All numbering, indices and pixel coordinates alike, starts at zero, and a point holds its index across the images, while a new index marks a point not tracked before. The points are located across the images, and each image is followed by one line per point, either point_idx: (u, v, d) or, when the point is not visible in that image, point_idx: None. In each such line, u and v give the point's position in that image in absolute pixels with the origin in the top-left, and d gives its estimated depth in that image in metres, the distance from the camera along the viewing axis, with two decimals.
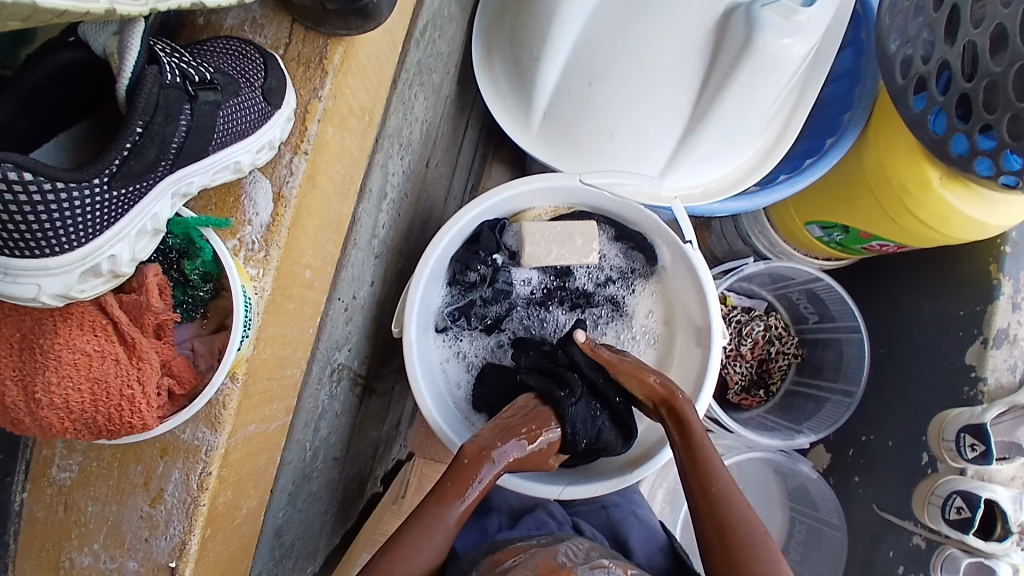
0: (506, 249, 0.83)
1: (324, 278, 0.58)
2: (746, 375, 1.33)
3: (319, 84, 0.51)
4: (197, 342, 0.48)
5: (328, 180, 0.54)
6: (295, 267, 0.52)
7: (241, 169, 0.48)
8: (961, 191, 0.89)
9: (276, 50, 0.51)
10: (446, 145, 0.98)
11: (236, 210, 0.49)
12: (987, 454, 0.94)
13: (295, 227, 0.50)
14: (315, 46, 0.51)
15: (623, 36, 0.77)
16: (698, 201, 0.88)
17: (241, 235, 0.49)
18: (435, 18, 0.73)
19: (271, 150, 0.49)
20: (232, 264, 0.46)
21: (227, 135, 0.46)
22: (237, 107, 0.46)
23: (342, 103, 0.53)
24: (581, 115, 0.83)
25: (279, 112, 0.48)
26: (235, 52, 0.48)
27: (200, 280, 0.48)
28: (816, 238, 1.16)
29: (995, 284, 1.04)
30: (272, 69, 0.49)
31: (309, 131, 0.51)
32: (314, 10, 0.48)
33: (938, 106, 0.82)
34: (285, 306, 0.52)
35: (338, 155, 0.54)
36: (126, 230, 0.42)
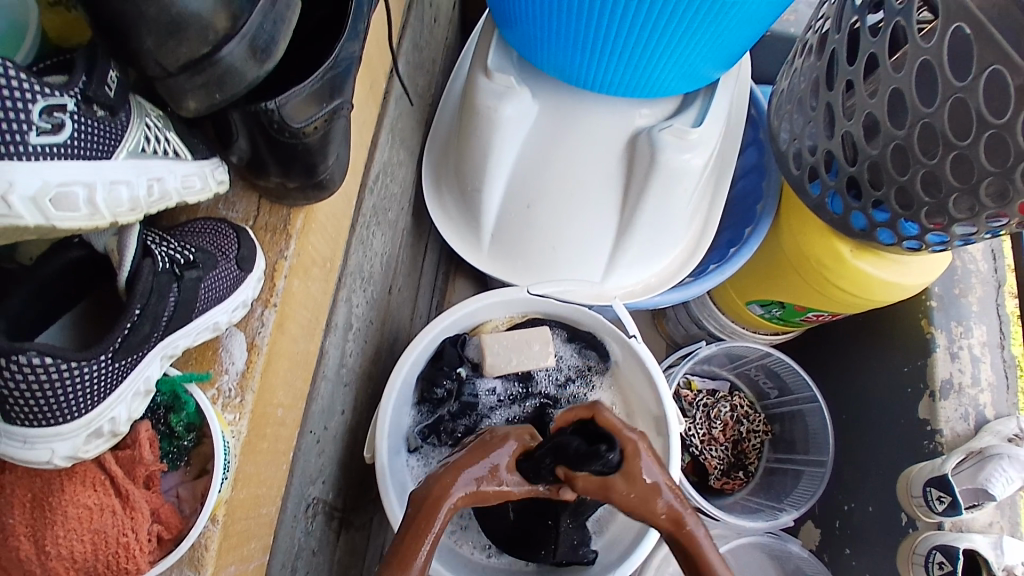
0: (468, 361, 0.88)
1: (296, 415, 0.61)
2: (723, 458, 1.36)
3: (285, 246, 0.58)
4: (182, 488, 0.50)
5: (296, 324, 0.59)
6: (267, 407, 0.55)
7: (219, 328, 0.53)
8: (873, 259, 1.00)
9: (246, 221, 0.59)
10: (406, 273, 1.06)
11: (215, 361, 0.53)
12: (955, 504, 0.97)
13: (268, 369, 0.54)
14: (280, 215, 0.59)
15: (549, 165, 0.88)
16: (640, 297, 0.97)
17: (219, 383, 0.53)
18: (386, 168, 0.84)
19: (245, 308, 0.54)
20: (213, 412, 0.50)
21: (209, 300, 0.52)
22: (216, 276, 0.52)
23: (306, 258, 0.60)
24: (524, 234, 0.92)
25: (252, 275, 0.55)
26: (213, 232, 0.56)
27: (184, 430, 0.51)
28: (759, 316, 1.25)
29: (930, 337, 1.12)
30: (246, 239, 0.56)
31: (278, 286, 0.57)
32: (278, 188, 0.57)
33: (832, 189, 0.95)
34: (260, 445, 0.54)
35: (304, 302, 0.60)
36: (121, 396, 0.46)
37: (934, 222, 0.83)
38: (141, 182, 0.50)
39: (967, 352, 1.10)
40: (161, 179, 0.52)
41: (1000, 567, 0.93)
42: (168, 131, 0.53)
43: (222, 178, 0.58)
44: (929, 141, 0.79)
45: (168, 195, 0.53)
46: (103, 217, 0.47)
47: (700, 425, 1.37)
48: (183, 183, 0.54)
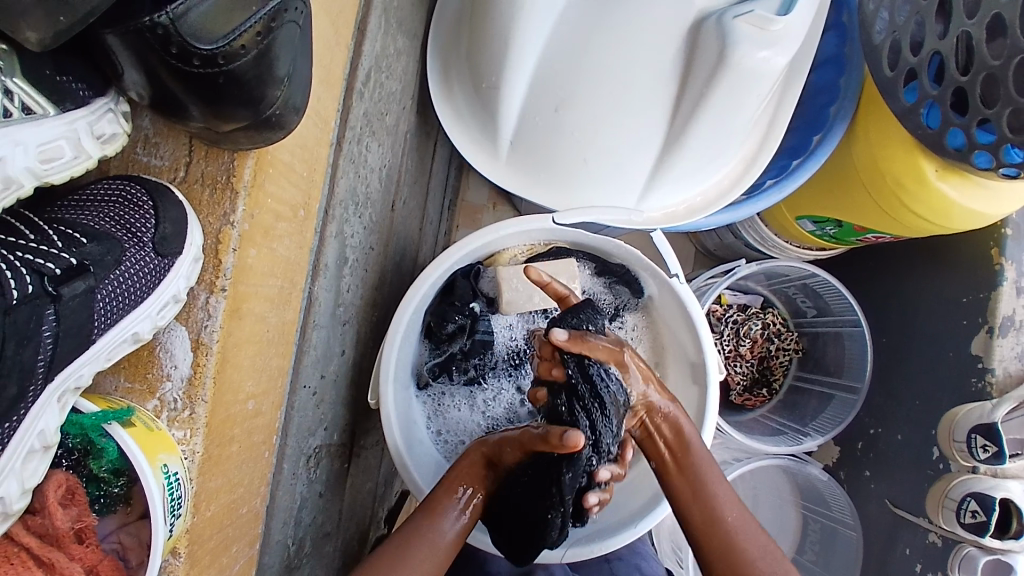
0: (483, 296, 0.78)
1: (274, 397, 0.51)
2: (748, 374, 1.29)
3: (229, 208, 0.44)
4: (124, 534, 0.41)
5: (261, 300, 0.47)
6: (233, 406, 0.45)
7: (142, 337, 0.43)
8: (958, 182, 0.83)
9: (176, 171, 0.45)
10: (412, 180, 0.92)
11: (152, 368, 0.43)
12: (999, 454, 0.91)
13: (224, 369, 0.43)
14: (221, 162, 0.44)
15: (586, 61, 0.71)
16: (682, 220, 0.82)
17: (161, 394, 0.42)
18: (380, 62, 0.67)
19: (177, 304, 0.43)
20: (138, 446, 0.37)
21: (112, 313, 0.42)
22: (120, 279, 0.43)
23: (265, 214, 0.46)
24: (550, 146, 0.77)
25: (181, 256, 0.43)
26: (117, 198, 0.45)
27: (111, 475, 0.41)
28: (808, 232, 1.11)
29: (998, 270, 0.99)
30: (166, 210, 0.43)
31: (226, 263, 0.44)
32: (207, 132, 0.41)
33: (931, 100, 0.76)
34: (227, 452, 0.45)
35: (270, 269, 0.47)
36: (7, 464, 0.37)
37: None
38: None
39: None
40: (3, 159, 0.37)
41: None
42: (9, 76, 0.38)
43: (110, 131, 0.43)
44: None
45: (20, 179, 0.39)
46: None
47: (727, 342, 1.28)
48: (41, 155, 0.39)
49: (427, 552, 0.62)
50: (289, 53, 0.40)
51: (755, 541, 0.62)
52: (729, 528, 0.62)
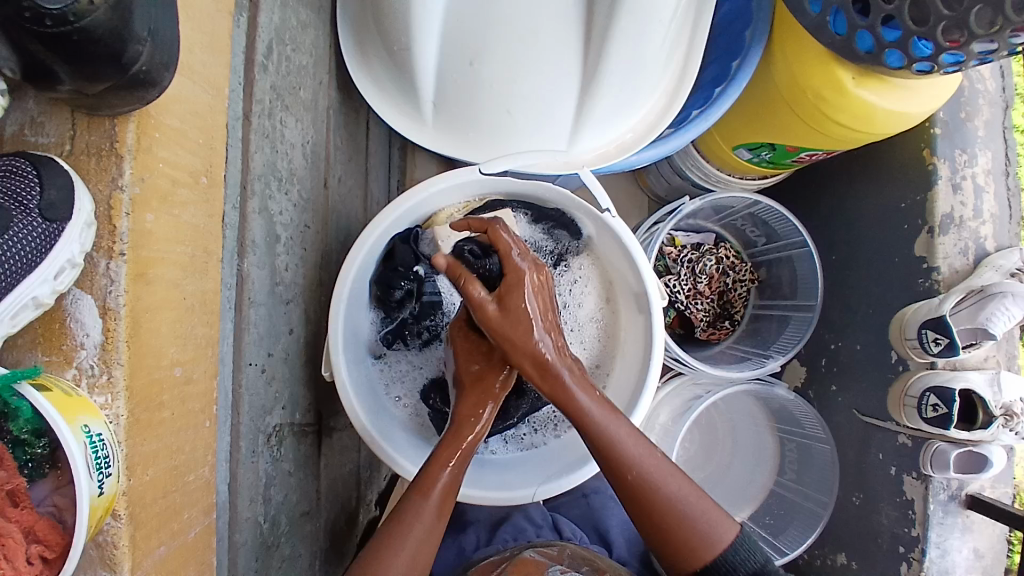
0: (425, 259, 0.78)
1: (207, 365, 0.50)
2: (710, 310, 1.30)
3: (116, 172, 0.43)
4: (58, 496, 0.39)
5: (168, 266, 0.46)
6: (157, 372, 0.45)
7: (45, 302, 0.42)
8: (875, 86, 0.86)
9: (62, 147, 0.45)
10: (345, 158, 0.91)
11: (66, 339, 0.43)
12: (951, 345, 0.95)
13: (137, 334, 0.43)
14: (104, 130, 0.44)
15: (491, 11, 0.72)
16: (613, 158, 0.83)
17: (77, 362, 0.42)
18: (281, 34, 0.66)
19: (74, 268, 0.42)
20: (54, 406, 0.38)
21: (9, 272, 0.40)
22: (12, 237, 0.41)
23: (160, 179, 0.46)
24: (470, 101, 0.78)
25: (69, 223, 0.42)
26: (1, 169, 0.43)
27: (33, 436, 0.40)
28: (746, 161, 1.13)
29: (932, 169, 1.02)
30: (50, 179, 0.42)
31: (120, 229, 0.43)
32: (80, 98, 0.41)
33: (835, 6, 0.77)
34: (160, 417, 0.45)
35: (175, 236, 0.47)
36: None
37: (949, 39, 0.71)
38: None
39: (971, 182, 1.02)
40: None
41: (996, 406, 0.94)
42: None
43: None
44: None
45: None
46: None
47: (686, 281, 1.28)
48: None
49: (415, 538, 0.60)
50: (143, 7, 0.39)
51: (678, 485, 0.61)
52: (653, 477, 0.61)
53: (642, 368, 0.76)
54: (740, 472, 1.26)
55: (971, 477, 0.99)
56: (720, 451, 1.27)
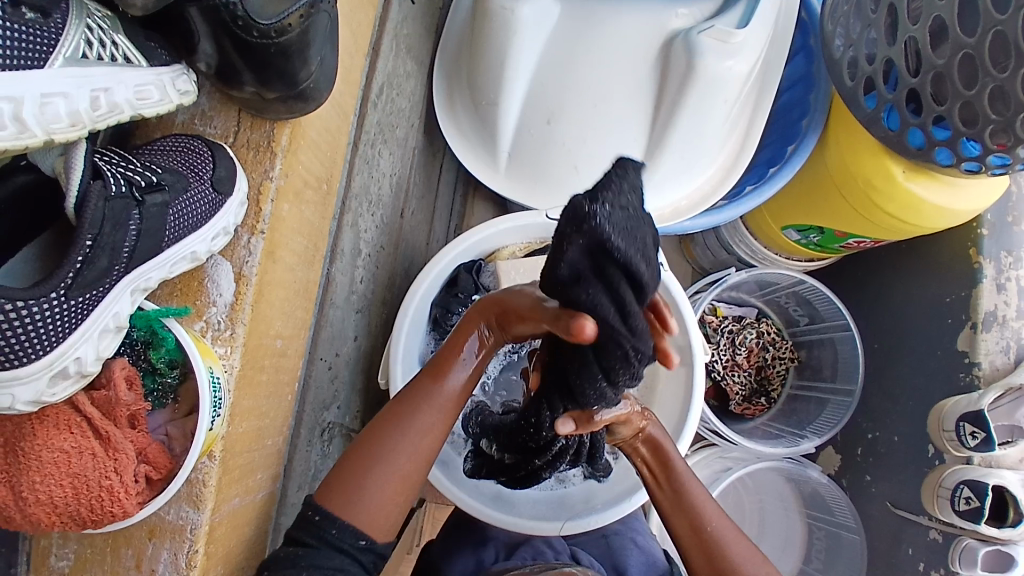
0: (485, 290, 0.84)
1: (297, 345, 0.57)
2: (746, 385, 1.29)
3: (269, 165, 0.51)
4: (171, 426, 0.45)
5: (288, 252, 0.53)
6: (264, 338, 0.51)
7: (198, 258, 0.47)
8: (926, 181, 0.91)
9: (226, 138, 0.52)
10: (419, 194, 0.99)
11: (200, 295, 0.48)
12: (988, 441, 0.95)
13: (259, 301, 0.49)
14: (263, 131, 0.51)
15: (572, 78, 0.82)
16: (668, 221, 0.89)
17: (207, 317, 0.48)
18: (391, 79, 0.76)
19: (226, 236, 0.49)
20: (194, 345, 0.44)
21: (179, 230, 0.45)
22: (187, 202, 0.46)
23: (295, 179, 0.53)
24: (543, 154, 0.85)
25: (230, 199, 0.48)
26: (183, 148, 0.49)
27: (166, 367, 0.45)
28: (794, 241, 1.17)
29: (977, 267, 1.04)
30: (221, 160, 0.49)
31: (264, 212, 0.50)
32: (254, 100, 0.49)
33: (889, 103, 0.84)
34: (258, 378, 0.50)
35: (297, 227, 0.54)
36: (88, 333, 0.41)
37: (997, 142, 0.75)
38: (82, 93, 0.41)
39: (1015, 284, 1.03)
40: (109, 89, 0.43)
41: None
42: (115, 33, 0.44)
43: (186, 89, 0.49)
44: (1000, 49, 0.71)
45: (121, 108, 0.44)
46: (34, 135, 0.38)
47: (725, 351, 1.29)
48: (136, 93, 0.45)
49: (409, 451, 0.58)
50: (320, 41, 0.48)
51: (744, 548, 0.65)
52: (722, 542, 0.64)
53: (678, 418, 0.79)
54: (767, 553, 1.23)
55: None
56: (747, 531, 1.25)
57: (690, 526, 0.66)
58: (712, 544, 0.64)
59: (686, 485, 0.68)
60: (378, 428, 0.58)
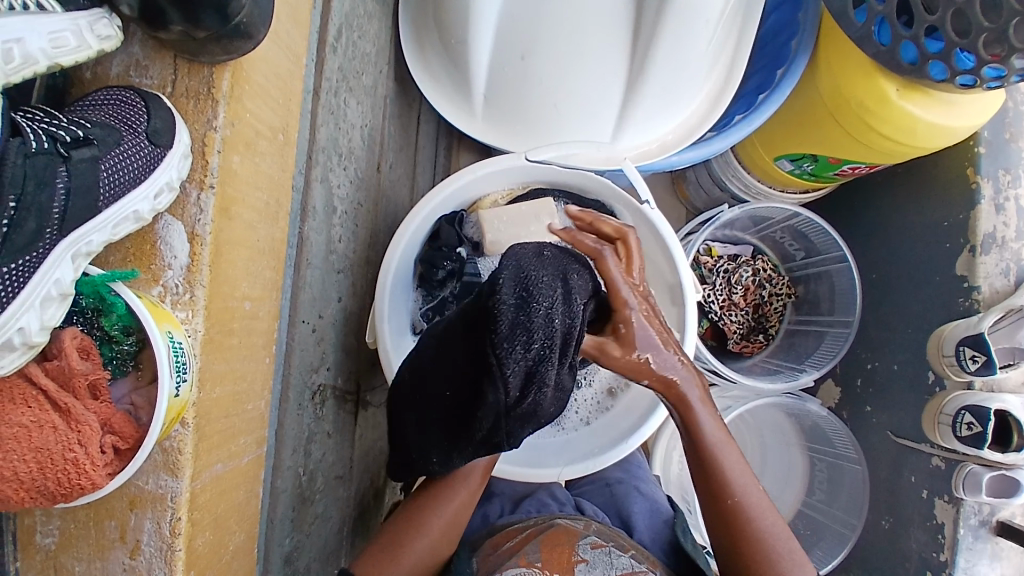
0: (468, 242, 0.81)
1: (269, 306, 0.55)
2: (744, 322, 1.27)
3: (211, 115, 0.48)
4: (135, 395, 0.44)
5: (247, 208, 0.51)
6: (229, 301, 0.49)
7: (143, 218, 0.46)
8: (920, 99, 0.87)
9: (164, 88, 0.49)
10: (397, 147, 0.94)
11: (154, 259, 0.47)
12: (988, 364, 0.93)
13: (217, 260, 0.47)
14: (202, 76, 0.48)
15: (544, 11, 0.76)
16: (654, 157, 0.86)
17: (164, 281, 0.46)
18: (350, 22, 0.71)
19: (171, 192, 0.46)
20: (148, 312, 0.42)
21: (116, 186, 0.44)
22: (119, 157, 0.45)
23: (244, 128, 0.50)
24: (521, 94, 0.82)
25: (171, 151, 0.46)
26: (116, 101, 0.47)
27: (121, 334, 0.44)
28: (787, 172, 1.14)
29: (975, 188, 1.01)
30: (156, 110, 0.47)
31: (212, 164, 0.47)
32: (185, 41, 0.45)
33: (880, 16, 0.79)
34: (227, 341, 0.49)
35: (254, 182, 0.52)
36: (30, 300, 0.40)
37: (991, 53, 0.72)
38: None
39: (1013, 204, 1.00)
40: (21, 39, 0.39)
41: None
42: None
43: (108, 33, 0.46)
44: None
45: (35, 58, 0.41)
46: None
47: (721, 291, 1.26)
48: (51, 41, 0.41)
49: (448, 514, 0.71)
50: None
51: (767, 520, 0.67)
52: (748, 512, 0.67)
53: None
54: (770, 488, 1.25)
55: (1003, 502, 0.95)
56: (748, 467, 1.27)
57: (713, 493, 0.67)
58: (733, 513, 0.67)
59: (712, 455, 0.66)
60: (415, 510, 0.71)
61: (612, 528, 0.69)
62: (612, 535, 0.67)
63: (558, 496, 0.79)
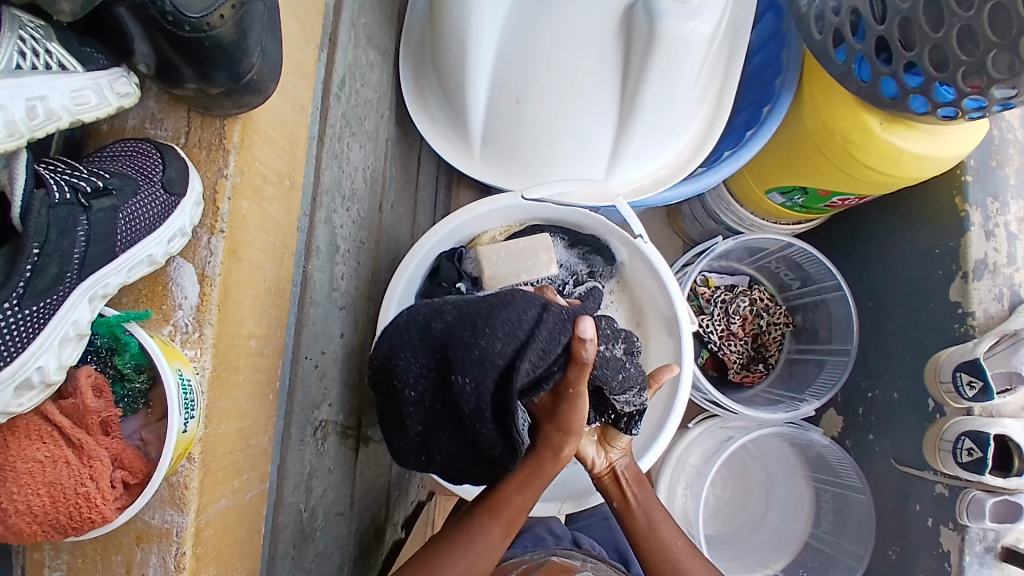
0: (468, 276, 0.82)
1: (274, 343, 0.57)
2: (743, 353, 1.28)
3: (223, 163, 0.51)
4: (144, 431, 0.45)
5: (255, 250, 0.53)
6: (236, 339, 0.51)
7: (156, 261, 0.48)
8: (904, 131, 0.90)
9: (178, 140, 0.52)
10: (398, 187, 0.97)
11: (166, 300, 0.49)
12: (986, 390, 0.94)
13: (226, 301, 0.49)
14: (214, 128, 0.51)
15: (537, 58, 0.80)
16: (647, 192, 0.89)
17: (174, 321, 0.48)
18: (352, 71, 0.76)
19: (184, 237, 0.49)
20: (159, 350, 0.44)
21: (132, 233, 0.46)
22: (136, 205, 0.47)
23: (253, 175, 0.53)
24: (517, 134, 0.85)
25: (185, 198, 0.48)
26: (133, 152, 0.49)
27: (133, 372, 0.46)
28: (779, 205, 1.17)
29: (964, 216, 1.03)
30: (170, 160, 0.49)
31: (222, 210, 0.50)
32: (199, 97, 0.48)
33: (859, 54, 0.83)
34: (234, 378, 0.50)
35: (261, 225, 0.54)
36: (48, 342, 0.42)
37: (970, 85, 0.74)
38: (17, 103, 0.41)
39: (1002, 230, 1.03)
40: (45, 97, 0.42)
41: None
42: (49, 41, 0.44)
43: (126, 91, 0.48)
44: None
45: (58, 114, 0.44)
46: None
47: (719, 321, 1.27)
48: (73, 99, 0.44)
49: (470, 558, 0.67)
50: (259, 31, 0.47)
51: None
52: (690, 574, 0.71)
53: (671, 387, 0.80)
54: (777, 521, 1.23)
55: (1007, 527, 0.94)
56: (754, 501, 1.25)
57: (660, 556, 0.72)
58: (677, 574, 0.71)
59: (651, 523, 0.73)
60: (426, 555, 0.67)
61: (609, 564, 0.73)
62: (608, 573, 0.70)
63: (556, 530, 0.82)
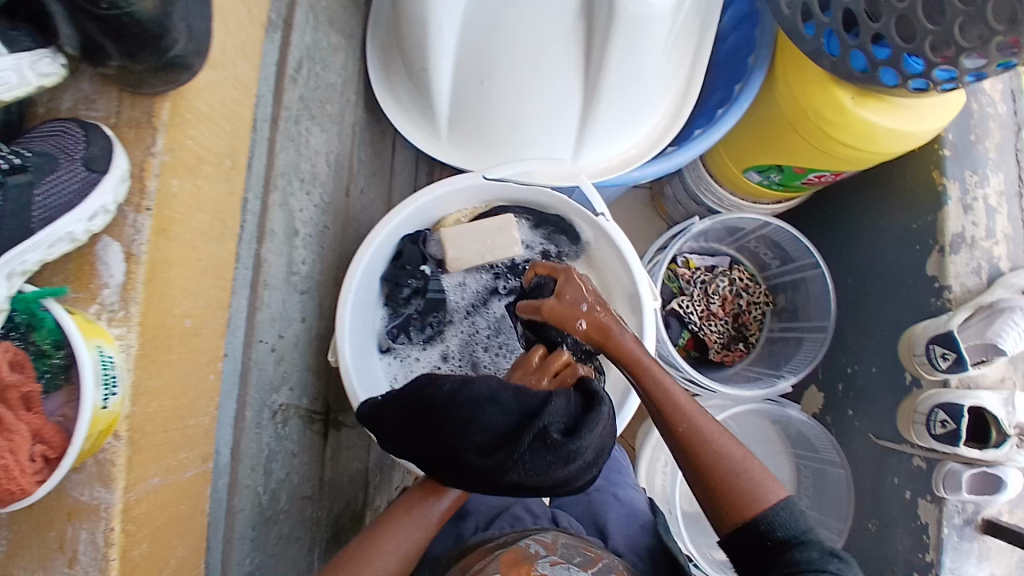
0: (432, 259, 0.82)
1: (213, 323, 0.57)
2: (724, 332, 1.27)
3: (151, 142, 0.50)
4: (66, 407, 0.45)
5: (187, 229, 0.53)
6: (164, 318, 0.51)
7: (80, 238, 0.48)
8: (876, 105, 0.89)
9: (109, 120, 0.52)
10: (370, 172, 0.97)
11: (93, 279, 0.48)
12: (960, 360, 0.93)
13: (154, 279, 0.49)
14: (144, 107, 0.51)
15: (498, 38, 0.79)
16: (616, 172, 0.90)
17: (100, 299, 0.48)
18: (312, 53, 0.74)
19: (106, 214, 0.48)
20: (74, 329, 0.44)
21: (51, 210, 0.47)
22: (56, 183, 0.47)
23: (185, 153, 0.52)
24: (482, 114, 0.84)
25: (107, 175, 0.48)
26: (59, 132, 0.49)
27: (53, 348, 0.45)
28: (756, 183, 1.16)
29: (941, 190, 1.02)
30: (97, 140, 0.49)
31: (149, 187, 0.49)
32: (125, 75, 0.48)
33: (827, 27, 0.82)
34: (161, 356, 0.50)
35: (196, 205, 0.54)
36: None
37: (940, 55, 0.73)
38: None
39: (981, 203, 1.02)
40: None
41: (1009, 425, 0.92)
42: None
43: (50, 71, 0.48)
44: None
45: None
46: None
47: (699, 303, 1.26)
48: None
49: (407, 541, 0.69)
50: (183, 6, 0.47)
51: (732, 443, 0.64)
52: (709, 440, 0.64)
53: None
54: None
55: (986, 499, 0.94)
56: None
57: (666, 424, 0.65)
58: (692, 441, 0.64)
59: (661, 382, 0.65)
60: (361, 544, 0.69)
61: (582, 538, 0.73)
62: (579, 548, 0.70)
63: (533, 509, 0.82)
